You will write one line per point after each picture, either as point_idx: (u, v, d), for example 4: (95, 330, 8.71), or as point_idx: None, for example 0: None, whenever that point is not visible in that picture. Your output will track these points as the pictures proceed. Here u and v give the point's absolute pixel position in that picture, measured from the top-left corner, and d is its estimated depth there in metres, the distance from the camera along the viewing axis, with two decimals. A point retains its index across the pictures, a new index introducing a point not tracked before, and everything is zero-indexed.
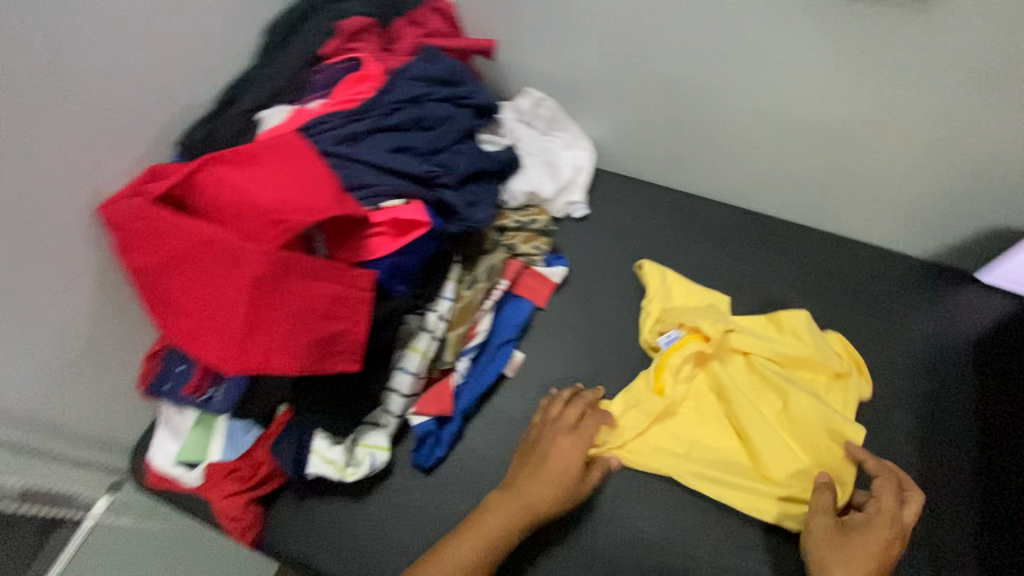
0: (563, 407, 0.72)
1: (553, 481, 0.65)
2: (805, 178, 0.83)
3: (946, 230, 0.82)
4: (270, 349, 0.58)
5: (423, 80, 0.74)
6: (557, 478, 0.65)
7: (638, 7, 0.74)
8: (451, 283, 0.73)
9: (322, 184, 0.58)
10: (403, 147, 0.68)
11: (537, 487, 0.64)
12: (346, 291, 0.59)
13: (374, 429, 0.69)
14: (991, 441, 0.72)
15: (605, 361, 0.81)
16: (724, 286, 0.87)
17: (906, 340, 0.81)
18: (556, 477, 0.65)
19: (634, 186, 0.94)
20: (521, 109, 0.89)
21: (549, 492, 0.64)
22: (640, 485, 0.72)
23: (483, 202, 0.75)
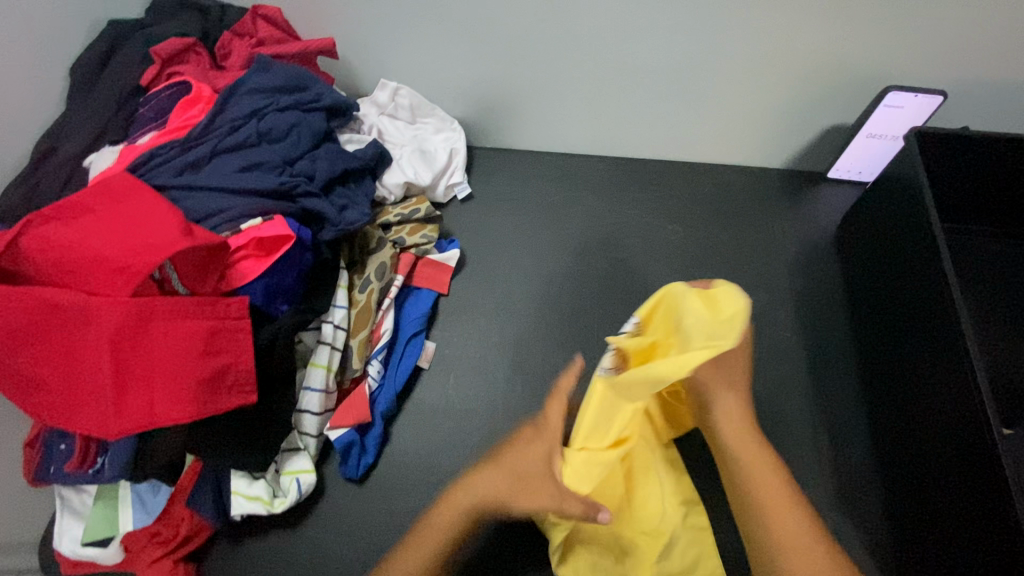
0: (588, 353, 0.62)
1: (529, 487, 0.56)
2: (662, 120, 0.88)
3: (796, 138, 0.89)
4: (150, 403, 0.55)
5: (261, 92, 0.71)
6: (512, 472, 0.57)
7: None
8: (342, 290, 0.72)
9: (162, 220, 0.56)
10: (253, 164, 0.66)
11: (511, 487, 0.56)
12: (217, 324, 0.57)
13: (295, 455, 0.67)
14: (862, 307, 0.82)
15: (518, 328, 0.83)
16: (613, 232, 0.91)
17: (781, 244, 0.90)
18: (535, 485, 0.56)
19: (511, 157, 0.97)
20: (380, 102, 0.87)
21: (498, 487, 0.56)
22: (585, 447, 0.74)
23: (356, 203, 0.74)
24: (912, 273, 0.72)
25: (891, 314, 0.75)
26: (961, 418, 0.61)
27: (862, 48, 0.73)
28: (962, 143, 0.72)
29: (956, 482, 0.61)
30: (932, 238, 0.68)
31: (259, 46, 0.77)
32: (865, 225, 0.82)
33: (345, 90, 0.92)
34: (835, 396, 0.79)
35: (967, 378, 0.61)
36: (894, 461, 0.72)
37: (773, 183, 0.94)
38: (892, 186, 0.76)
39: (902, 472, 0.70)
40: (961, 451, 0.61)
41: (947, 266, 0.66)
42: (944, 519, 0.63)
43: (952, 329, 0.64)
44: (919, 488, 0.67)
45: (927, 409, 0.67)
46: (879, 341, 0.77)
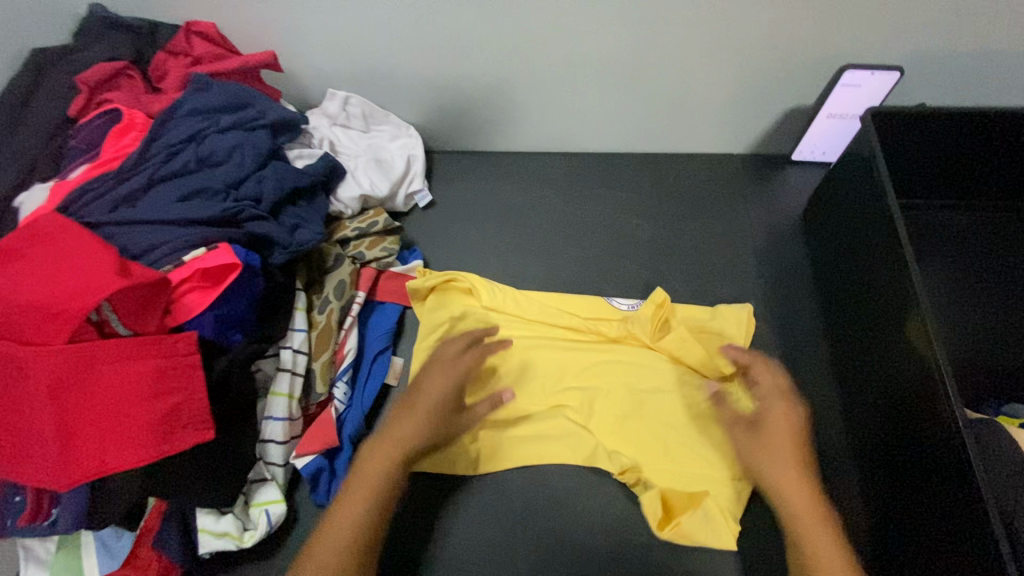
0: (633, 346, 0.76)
1: (432, 403, 0.62)
2: (622, 113, 0.87)
3: (757, 123, 0.87)
4: (98, 451, 0.53)
5: (201, 113, 0.68)
6: (427, 412, 0.62)
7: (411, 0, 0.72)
8: (300, 313, 0.70)
9: (95, 259, 0.53)
10: (195, 192, 0.64)
11: (414, 426, 0.61)
12: (165, 362, 0.55)
13: (262, 486, 0.66)
14: (832, 299, 0.81)
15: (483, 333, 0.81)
16: (580, 230, 0.90)
17: (748, 230, 0.89)
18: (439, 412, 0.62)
19: (472, 160, 0.95)
20: (330, 113, 0.84)
21: (415, 423, 0.61)
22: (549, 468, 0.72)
23: (308, 222, 0.71)
24: (875, 258, 0.71)
25: (856, 300, 0.75)
26: (925, 404, 0.61)
27: (816, 28, 0.72)
28: (921, 121, 0.72)
29: (922, 469, 0.61)
30: (890, 222, 0.68)
31: (196, 64, 0.74)
32: (829, 210, 0.81)
33: (294, 102, 0.89)
34: (814, 393, 0.78)
35: (927, 365, 0.61)
36: (863, 446, 0.72)
37: (737, 168, 0.93)
38: (854, 169, 0.75)
39: (871, 459, 0.70)
40: (925, 439, 0.61)
41: (909, 259, 0.65)
42: (911, 507, 0.63)
43: (913, 315, 0.64)
44: (887, 474, 0.67)
45: (897, 408, 0.66)
46: (848, 333, 0.77)
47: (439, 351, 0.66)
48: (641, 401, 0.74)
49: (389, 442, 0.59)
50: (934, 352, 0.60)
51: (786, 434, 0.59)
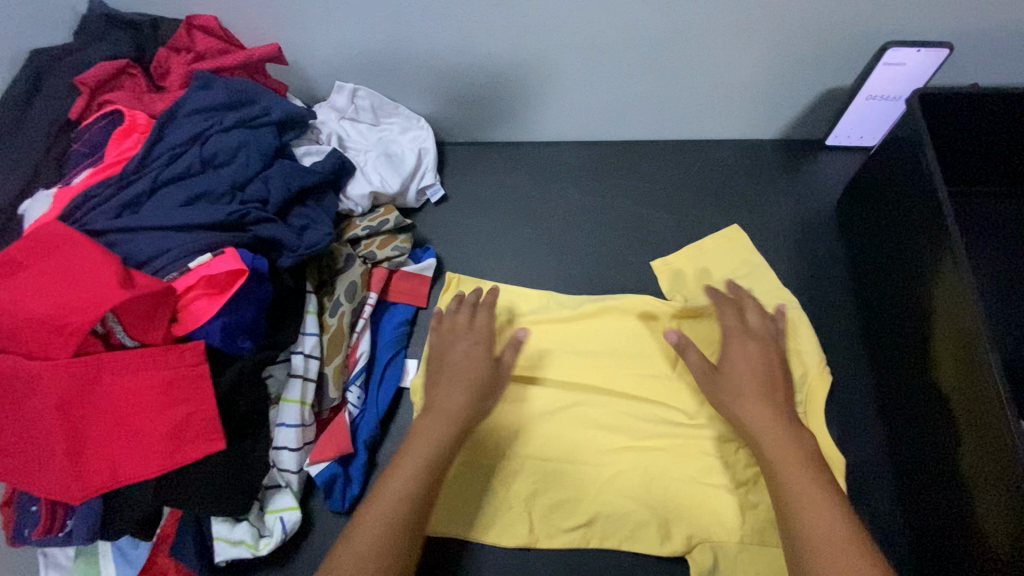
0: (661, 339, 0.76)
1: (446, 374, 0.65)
2: (645, 99, 0.82)
3: (788, 107, 0.82)
4: (109, 464, 0.52)
5: (205, 112, 0.67)
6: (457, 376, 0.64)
7: None
8: (311, 316, 0.68)
9: (96, 269, 0.52)
10: (200, 195, 0.62)
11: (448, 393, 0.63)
12: (172, 373, 0.54)
13: (277, 493, 0.65)
14: (868, 289, 0.77)
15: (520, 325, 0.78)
16: (599, 224, 0.86)
17: (778, 221, 0.84)
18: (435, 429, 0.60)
19: (487, 152, 0.91)
20: (338, 106, 0.82)
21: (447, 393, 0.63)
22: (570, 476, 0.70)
23: (317, 222, 0.69)
24: (920, 255, 0.66)
25: (897, 300, 0.70)
26: (977, 419, 0.57)
27: (853, 4, 0.66)
28: (988, 104, 0.67)
29: (970, 479, 0.58)
30: (939, 217, 0.63)
31: (199, 60, 0.72)
32: (867, 201, 0.76)
33: (300, 96, 0.86)
34: (848, 389, 0.75)
35: (979, 375, 0.56)
36: (905, 455, 0.68)
37: (765, 155, 0.88)
38: (897, 156, 0.70)
39: (918, 469, 0.66)
40: (975, 454, 0.57)
41: (959, 248, 0.60)
42: (959, 520, 0.60)
43: (962, 320, 0.59)
44: (934, 485, 0.63)
45: (940, 409, 0.62)
46: (886, 327, 0.73)
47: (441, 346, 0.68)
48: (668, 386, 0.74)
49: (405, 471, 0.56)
50: (989, 363, 0.55)
51: (750, 367, 0.65)
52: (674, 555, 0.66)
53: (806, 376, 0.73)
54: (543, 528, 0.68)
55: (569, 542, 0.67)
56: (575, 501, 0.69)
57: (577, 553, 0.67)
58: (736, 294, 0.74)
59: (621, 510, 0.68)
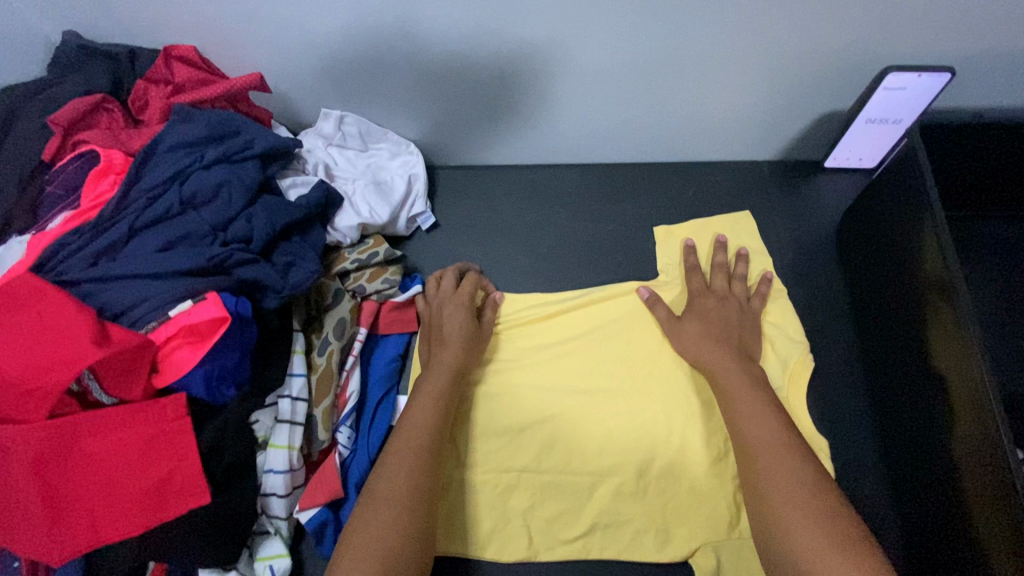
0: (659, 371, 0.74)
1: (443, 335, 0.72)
2: (639, 121, 0.80)
3: (786, 129, 0.80)
4: (88, 525, 0.50)
5: (184, 148, 0.65)
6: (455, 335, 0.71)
7: (402, 15, 0.66)
8: (299, 356, 0.66)
9: (69, 324, 0.50)
10: (180, 237, 0.60)
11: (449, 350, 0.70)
12: (153, 429, 0.52)
13: (266, 540, 0.63)
14: (866, 308, 0.75)
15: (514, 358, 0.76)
16: (595, 251, 0.84)
17: (776, 244, 0.82)
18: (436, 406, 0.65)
19: (479, 175, 0.89)
20: (325, 133, 0.80)
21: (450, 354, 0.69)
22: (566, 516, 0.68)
23: (303, 258, 0.67)
24: (917, 271, 0.65)
25: (893, 319, 0.69)
26: (975, 440, 0.55)
27: (849, 29, 0.64)
28: (980, 134, 0.67)
29: (972, 503, 0.56)
30: (936, 236, 0.61)
31: (178, 92, 0.69)
32: (862, 219, 0.75)
33: (287, 122, 0.84)
34: (848, 413, 0.72)
35: (976, 396, 0.55)
36: (905, 482, 0.66)
37: (764, 176, 0.86)
38: (891, 173, 0.69)
39: (918, 496, 0.64)
40: (976, 480, 0.55)
41: (955, 263, 0.59)
42: (963, 550, 0.57)
43: (958, 338, 0.58)
44: (935, 511, 0.61)
45: (940, 430, 0.61)
46: (883, 346, 0.71)
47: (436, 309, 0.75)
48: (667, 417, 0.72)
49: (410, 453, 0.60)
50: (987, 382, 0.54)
51: (708, 330, 0.71)
52: (675, 558, 0.66)
53: (788, 362, 0.73)
54: (543, 540, 0.67)
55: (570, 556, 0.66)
56: (574, 510, 0.68)
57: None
58: (715, 254, 0.78)
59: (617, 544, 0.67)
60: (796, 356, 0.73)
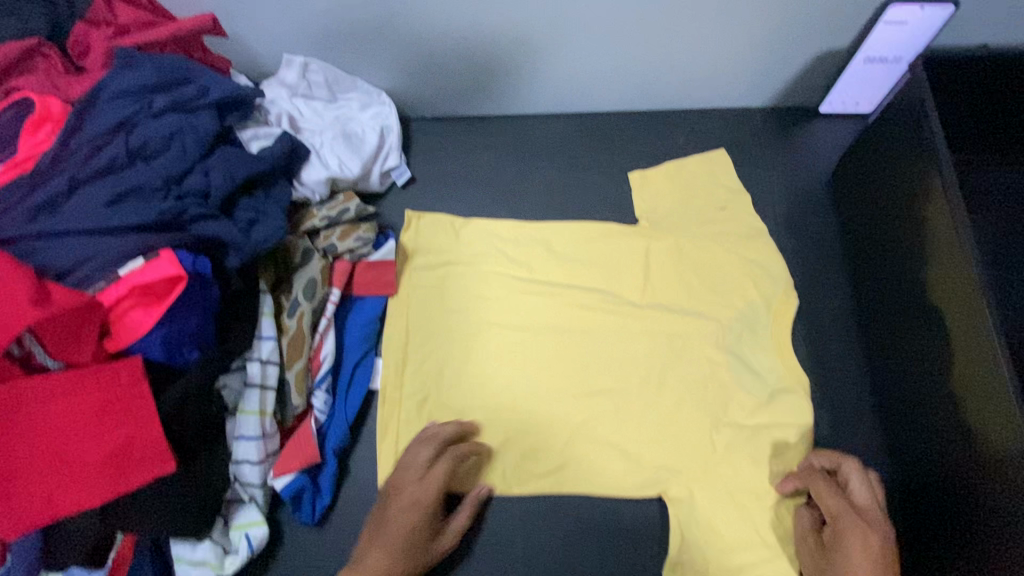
0: (647, 324, 0.71)
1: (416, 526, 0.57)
2: (625, 66, 0.75)
3: (781, 70, 0.76)
4: (42, 497, 0.48)
5: (130, 95, 0.59)
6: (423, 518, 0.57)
7: None
8: (267, 318, 0.62)
9: (6, 283, 0.46)
10: (128, 190, 0.55)
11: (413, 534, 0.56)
12: (108, 394, 0.49)
13: (242, 508, 0.61)
14: (858, 256, 0.73)
15: (497, 314, 0.73)
16: (579, 205, 0.80)
17: (769, 194, 0.79)
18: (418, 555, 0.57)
19: (458, 126, 0.84)
20: (289, 83, 0.74)
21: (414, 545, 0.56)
22: (554, 475, 0.65)
23: (267, 214, 0.63)
24: (917, 214, 0.63)
25: (895, 289, 0.66)
26: (986, 414, 0.53)
27: None
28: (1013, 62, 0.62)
29: (971, 447, 0.55)
30: (938, 174, 0.59)
31: (122, 34, 0.63)
32: (862, 184, 0.71)
33: (247, 72, 0.78)
34: (838, 363, 0.71)
35: (982, 354, 0.53)
36: (904, 456, 0.64)
37: (757, 124, 0.82)
38: (894, 133, 0.65)
39: (919, 472, 0.61)
40: (977, 424, 0.54)
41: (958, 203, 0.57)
42: (957, 496, 0.56)
43: (968, 308, 0.55)
44: (932, 472, 0.60)
45: (938, 375, 0.59)
46: (877, 293, 0.69)
47: (401, 469, 0.60)
48: (657, 372, 0.69)
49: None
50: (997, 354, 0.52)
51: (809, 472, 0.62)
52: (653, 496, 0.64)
53: (772, 303, 0.71)
54: (516, 475, 0.65)
55: (544, 490, 0.65)
56: (551, 447, 0.66)
57: (573, 539, 0.64)
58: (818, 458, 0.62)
59: (595, 484, 0.65)
60: (780, 293, 0.72)
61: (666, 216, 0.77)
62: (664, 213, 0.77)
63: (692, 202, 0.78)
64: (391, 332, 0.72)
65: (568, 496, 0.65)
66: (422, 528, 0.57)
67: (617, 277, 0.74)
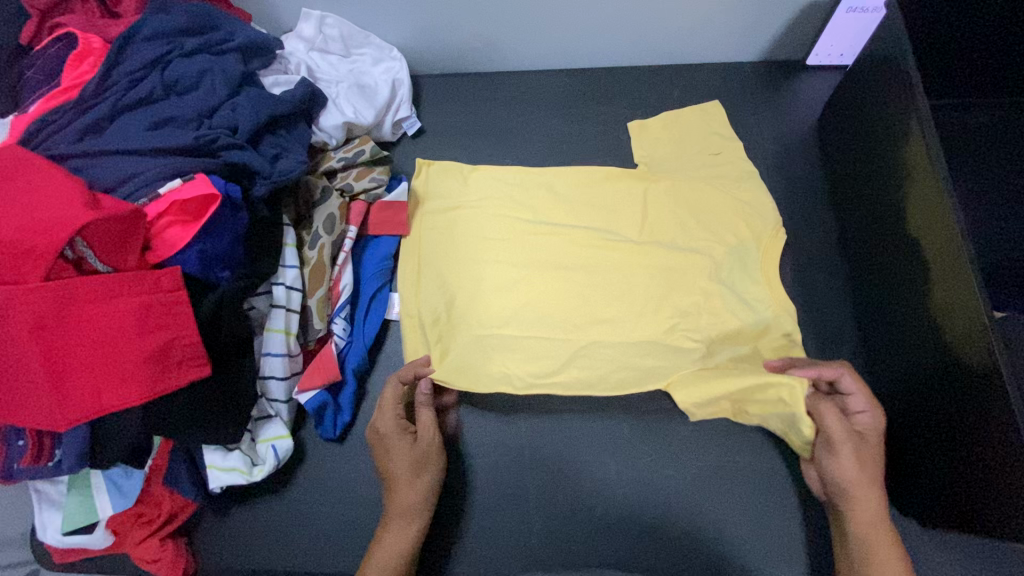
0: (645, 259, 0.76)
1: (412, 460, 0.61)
2: (625, 20, 0.80)
3: (773, 23, 0.80)
4: (90, 391, 0.51)
5: (164, 36, 0.64)
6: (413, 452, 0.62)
7: None
8: (290, 248, 0.67)
9: (61, 192, 0.50)
10: (165, 120, 0.60)
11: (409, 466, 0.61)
12: (151, 299, 0.53)
13: (268, 422, 0.66)
14: (848, 196, 0.76)
15: None
16: (581, 152, 0.84)
17: (759, 141, 0.83)
18: (430, 458, 0.63)
19: (464, 81, 0.89)
20: (306, 36, 0.78)
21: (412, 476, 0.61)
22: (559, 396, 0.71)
23: (290, 150, 0.67)
24: (897, 152, 0.66)
25: (881, 226, 0.69)
26: (959, 331, 0.56)
27: None
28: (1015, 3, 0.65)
29: (944, 364, 0.58)
30: (915, 113, 0.62)
31: None
32: (852, 128, 0.75)
33: (265, 25, 0.82)
34: (826, 296, 0.75)
35: (955, 277, 0.56)
36: (886, 383, 0.67)
37: (747, 76, 0.87)
38: (879, 77, 0.68)
39: (899, 396, 0.65)
40: (948, 343, 0.57)
41: (933, 139, 0.60)
42: (932, 413, 0.60)
43: (943, 232, 0.58)
44: (910, 394, 0.63)
45: (917, 302, 0.63)
46: (865, 230, 0.73)
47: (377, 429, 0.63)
48: None
49: (403, 516, 0.59)
50: (970, 273, 0.55)
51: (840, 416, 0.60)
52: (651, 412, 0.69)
53: (763, 236, 0.74)
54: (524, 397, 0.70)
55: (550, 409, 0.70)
56: None
57: (574, 452, 0.69)
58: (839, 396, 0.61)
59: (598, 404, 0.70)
60: (772, 227, 0.74)
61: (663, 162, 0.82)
62: (663, 158, 0.81)
63: (690, 146, 0.81)
64: (404, 267, 0.76)
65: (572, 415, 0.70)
66: (412, 456, 0.61)
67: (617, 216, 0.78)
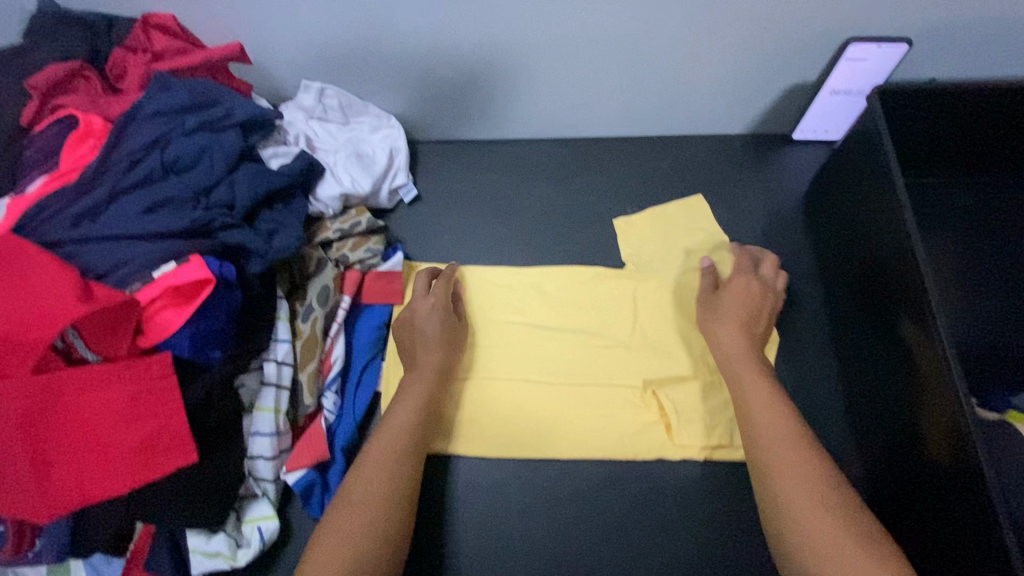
0: (636, 332, 0.77)
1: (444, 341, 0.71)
2: (614, 95, 0.82)
3: (757, 102, 0.83)
4: (73, 483, 0.50)
5: (165, 114, 0.64)
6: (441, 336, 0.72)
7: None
8: (282, 322, 0.67)
9: (55, 283, 0.50)
10: (162, 201, 0.60)
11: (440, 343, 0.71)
12: (139, 388, 0.52)
13: (255, 502, 0.64)
14: (839, 271, 0.77)
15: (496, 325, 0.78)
16: (574, 221, 0.85)
17: (748, 213, 0.85)
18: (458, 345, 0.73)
19: (460, 148, 0.91)
20: (306, 106, 0.80)
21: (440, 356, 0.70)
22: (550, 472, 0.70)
23: (286, 226, 0.67)
24: (881, 237, 0.67)
25: (869, 306, 0.70)
26: (943, 427, 0.56)
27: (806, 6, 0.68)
28: (1000, 95, 0.68)
29: (932, 456, 0.58)
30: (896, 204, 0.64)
31: (156, 60, 0.69)
32: (840, 206, 0.76)
33: (266, 95, 0.84)
34: (819, 372, 0.74)
35: (938, 371, 0.57)
36: (882, 464, 0.67)
37: (736, 149, 0.89)
38: (864, 163, 0.70)
39: (896, 480, 0.64)
40: (935, 436, 0.57)
41: (913, 230, 0.61)
42: (925, 503, 0.59)
43: (924, 324, 0.59)
44: (903, 480, 0.63)
45: (906, 388, 0.63)
46: (857, 308, 0.73)
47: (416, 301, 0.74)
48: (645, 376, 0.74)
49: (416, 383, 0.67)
50: (951, 371, 0.55)
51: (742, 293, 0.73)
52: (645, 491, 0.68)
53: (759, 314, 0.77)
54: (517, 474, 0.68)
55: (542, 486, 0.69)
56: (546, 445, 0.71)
57: (567, 533, 0.67)
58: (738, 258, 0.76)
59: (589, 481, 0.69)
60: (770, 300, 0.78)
61: (654, 234, 0.83)
62: (653, 230, 0.83)
63: (678, 220, 0.84)
64: None
65: (564, 492, 0.69)
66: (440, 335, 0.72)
67: (608, 288, 0.80)
